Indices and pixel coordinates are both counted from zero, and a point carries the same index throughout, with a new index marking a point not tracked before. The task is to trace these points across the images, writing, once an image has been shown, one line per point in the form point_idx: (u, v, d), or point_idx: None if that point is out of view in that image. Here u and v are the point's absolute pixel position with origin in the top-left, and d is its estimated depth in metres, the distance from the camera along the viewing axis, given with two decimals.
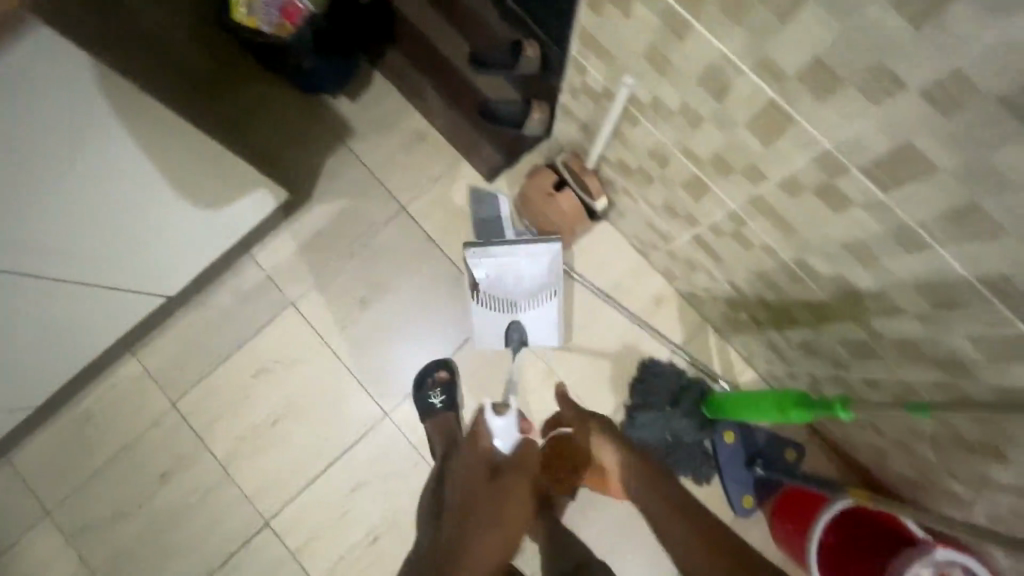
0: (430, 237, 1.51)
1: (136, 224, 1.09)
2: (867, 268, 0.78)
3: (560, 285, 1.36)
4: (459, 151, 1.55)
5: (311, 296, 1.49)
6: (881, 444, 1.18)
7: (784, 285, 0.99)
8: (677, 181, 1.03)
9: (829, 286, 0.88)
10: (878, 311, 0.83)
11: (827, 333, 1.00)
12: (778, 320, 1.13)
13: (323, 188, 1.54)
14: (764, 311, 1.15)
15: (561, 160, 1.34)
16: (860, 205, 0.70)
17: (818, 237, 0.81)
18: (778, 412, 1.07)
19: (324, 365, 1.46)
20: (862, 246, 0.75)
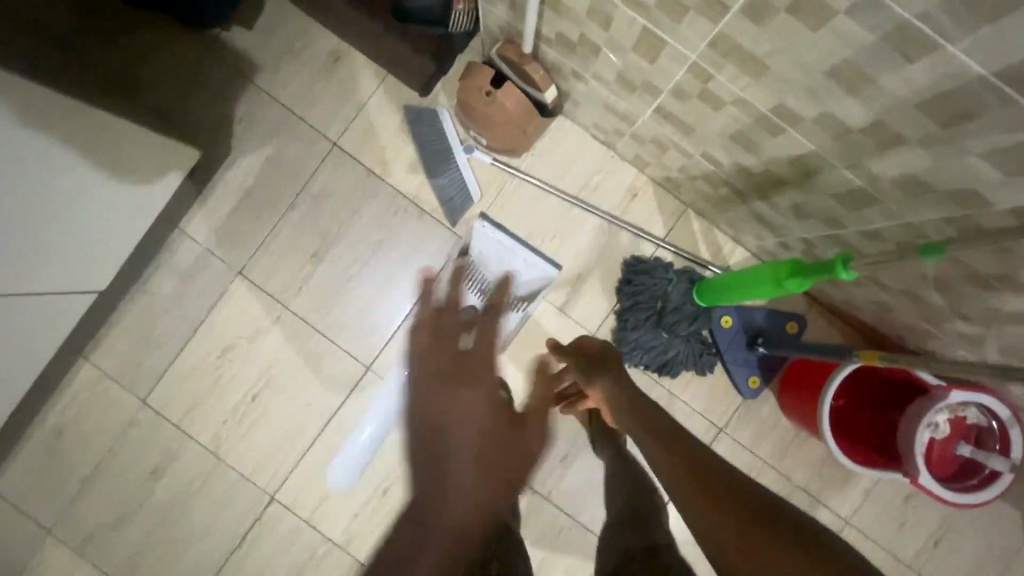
0: (373, 172, 1.36)
1: (29, 229, 0.95)
2: (857, 97, 0.66)
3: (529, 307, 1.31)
4: (383, 67, 1.36)
5: (258, 261, 1.36)
6: (884, 299, 1.11)
7: (764, 141, 0.87)
8: (626, 44, 0.88)
9: (813, 130, 0.76)
10: (874, 148, 0.71)
11: (821, 188, 0.88)
12: (762, 187, 1.02)
13: (242, 139, 1.36)
14: (746, 180, 1.04)
15: (497, 52, 1.16)
16: (844, 12, 0.56)
17: (798, 69, 0.68)
18: (776, 286, 0.97)
19: (290, 331, 1.36)
20: (851, 66, 0.62)
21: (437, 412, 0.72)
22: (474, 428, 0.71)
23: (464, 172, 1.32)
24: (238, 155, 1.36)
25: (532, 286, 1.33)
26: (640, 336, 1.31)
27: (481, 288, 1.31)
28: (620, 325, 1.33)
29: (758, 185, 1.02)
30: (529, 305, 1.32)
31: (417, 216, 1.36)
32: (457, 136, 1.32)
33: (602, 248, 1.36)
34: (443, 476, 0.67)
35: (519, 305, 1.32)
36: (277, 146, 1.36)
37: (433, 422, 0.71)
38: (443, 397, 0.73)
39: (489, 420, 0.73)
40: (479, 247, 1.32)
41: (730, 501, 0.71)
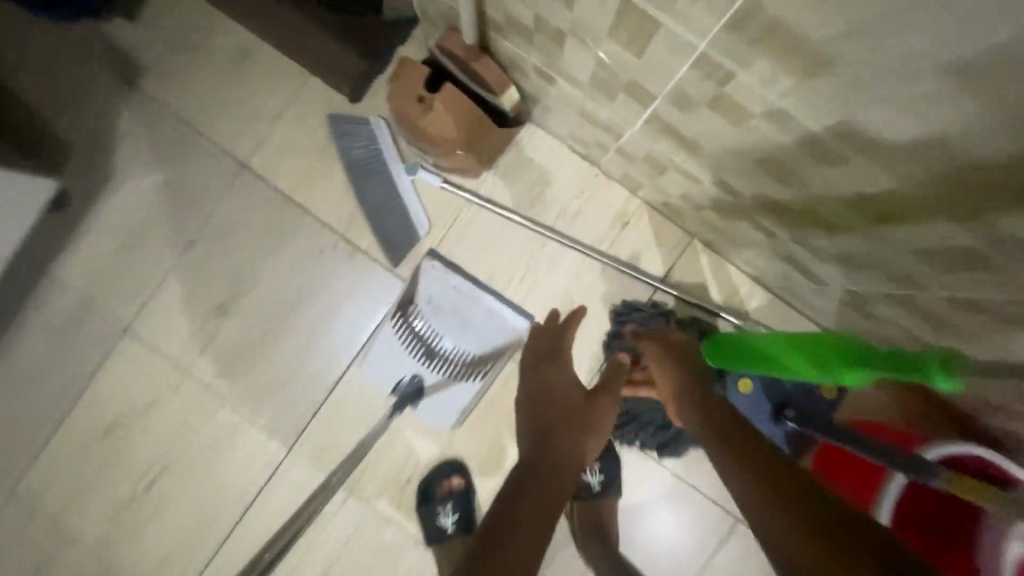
0: (291, 199, 1.07)
1: None
2: (990, 114, 0.37)
3: (492, 372, 1.03)
4: (304, 66, 1.07)
5: (151, 314, 1.08)
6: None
7: (809, 170, 0.58)
8: (599, 27, 0.59)
9: (902, 158, 0.46)
10: (1015, 193, 0.42)
11: (889, 241, 0.60)
12: (798, 226, 0.73)
13: (127, 160, 1.07)
14: (774, 217, 0.75)
15: (437, 44, 0.85)
16: None
17: (883, 60, 0.39)
18: (811, 366, 0.68)
19: (193, 400, 1.09)
20: (1005, 51, 0.33)
21: (544, 417, 0.82)
22: (568, 430, 0.80)
23: (406, 199, 1.03)
24: (123, 180, 1.07)
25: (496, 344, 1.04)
26: (634, 407, 1.03)
27: (428, 350, 1.03)
28: None
29: (791, 224, 0.73)
30: (490, 370, 1.03)
31: (348, 254, 1.07)
32: (396, 153, 1.03)
33: (585, 292, 1.07)
34: (548, 472, 0.73)
35: (478, 370, 1.03)
36: (171, 169, 1.07)
37: (547, 430, 0.79)
38: (553, 402, 0.84)
39: (572, 415, 0.82)
40: (427, 296, 1.04)
41: (796, 498, 0.52)
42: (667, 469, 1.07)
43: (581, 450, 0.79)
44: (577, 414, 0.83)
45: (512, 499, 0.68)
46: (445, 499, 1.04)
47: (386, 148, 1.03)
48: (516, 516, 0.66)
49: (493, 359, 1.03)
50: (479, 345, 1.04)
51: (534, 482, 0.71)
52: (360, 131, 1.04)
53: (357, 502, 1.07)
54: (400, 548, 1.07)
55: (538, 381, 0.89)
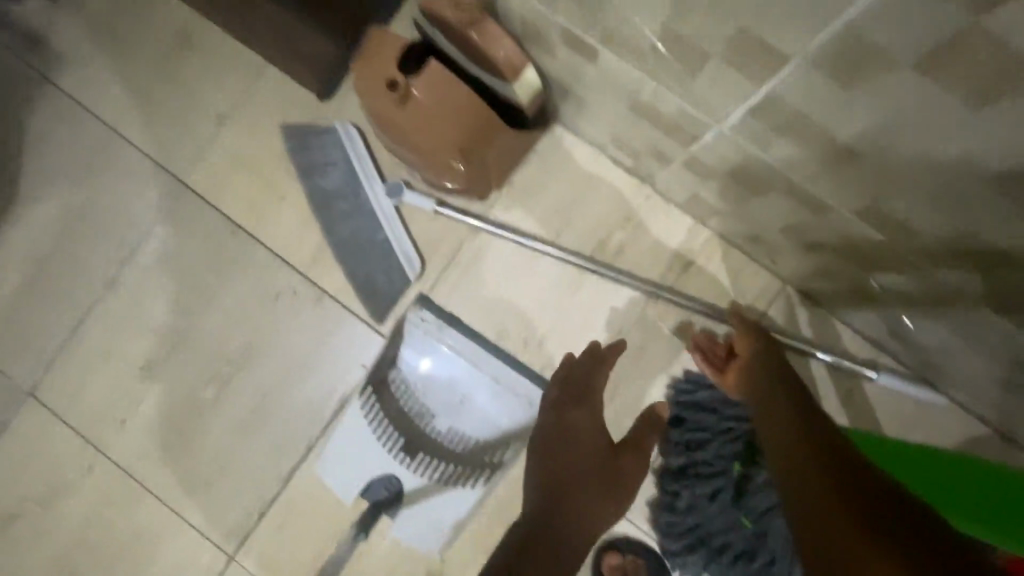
0: (242, 226, 0.81)
1: None
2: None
3: (499, 471, 0.73)
4: (262, 53, 0.82)
5: (58, 373, 0.83)
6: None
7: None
8: None
9: None
10: None
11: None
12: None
13: (36, 174, 0.84)
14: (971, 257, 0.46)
15: (421, 8, 0.58)
16: None
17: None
18: None
19: (106, 491, 0.82)
20: None
21: (546, 473, 0.67)
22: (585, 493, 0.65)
23: (388, 227, 0.76)
24: (29, 201, 0.83)
25: (504, 431, 0.73)
26: (701, 524, 0.72)
27: (411, 439, 0.74)
28: (664, 501, 0.74)
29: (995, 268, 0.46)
30: (500, 465, 0.73)
31: (312, 299, 0.80)
32: (372, 164, 0.77)
33: (630, 359, 0.76)
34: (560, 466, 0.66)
35: (481, 466, 0.74)
36: (91, 186, 0.83)
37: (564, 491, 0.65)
38: (566, 457, 0.67)
39: (589, 473, 0.66)
40: (412, 364, 0.75)
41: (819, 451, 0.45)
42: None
43: (595, 513, 0.65)
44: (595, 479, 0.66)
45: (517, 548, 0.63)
46: None
47: (361, 164, 0.77)
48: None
49: (501, 453, 0.73)
50: (480, 434, 0.74)
51: (539, 528, 0.63)
52: (326, 142, 0.78)
53: None
54: None
55: (551, 427, 0.68)
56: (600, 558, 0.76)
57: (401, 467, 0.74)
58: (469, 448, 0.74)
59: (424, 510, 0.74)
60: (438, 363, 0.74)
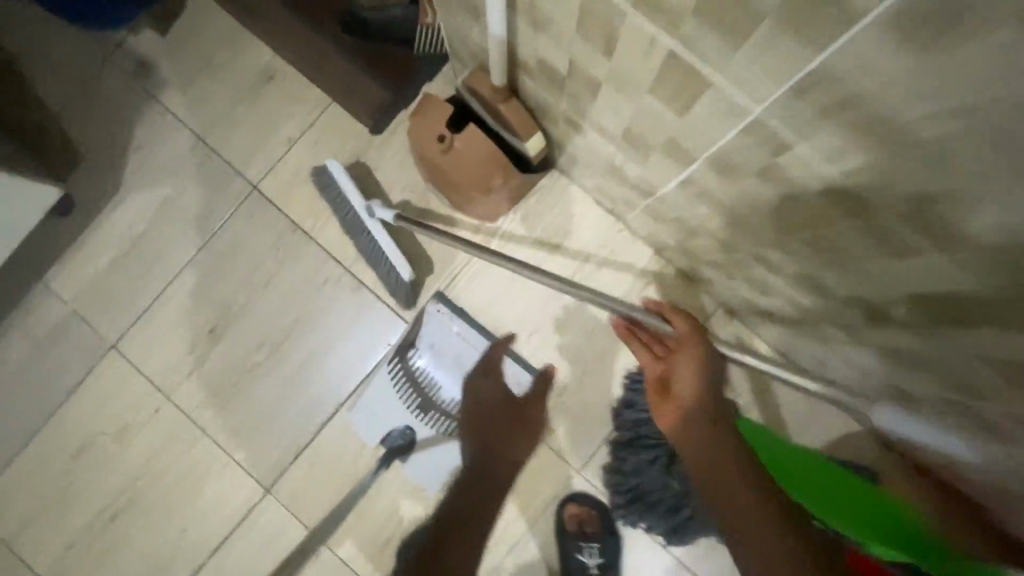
0: (299, 225, 1.03)
1: None
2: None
3: None
4: (327, 93, 1.04)
5: (139, 331, 1.03)
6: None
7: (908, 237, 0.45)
8: (640, 80, 0.53)
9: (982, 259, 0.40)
10: None
11: (955, 327, 0.51)
12: (860, 303, 0.61)
13: (135, 171, 1.04)
14: (810, 286, 0.66)
15: (464, 83, 0.81)
16: None
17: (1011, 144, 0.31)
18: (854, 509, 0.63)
19: (168, 430, 1.02)
20: None
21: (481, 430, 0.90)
22: (504, 434, 0.90)
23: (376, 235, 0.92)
24: (128, 193, 1.04)
25: None
26: (640, 483, 0.94)
27: (423, 402, 0.95)
28: (614, 463, 0.96)
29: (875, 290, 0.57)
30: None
31: (351, 288, 1.01)
32: (352, 185, 0.92)
33: (596, 353, 0.98)
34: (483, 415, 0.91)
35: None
36: (180, 185, 1.04)
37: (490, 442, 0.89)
38: (483, 412, 0.91)
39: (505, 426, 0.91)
40: (426, 344, 0.95)
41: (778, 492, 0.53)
42: (676, 560, 0.97)
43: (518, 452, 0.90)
44: (510, 423, 0.92)
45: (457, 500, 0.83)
46: None
47: (345, 187, 0.93)
48: (460, 523, 0.80)
49: None
50: None
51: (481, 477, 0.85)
52: (324, 176, 0.96)
53: (331, 554, 0.98)
54: None
55: (476, 401, 0.92)
56: (566, 507, 0.97)
57: (416, 422, 0.95)
58: None
59: (429, 457, 0.95)
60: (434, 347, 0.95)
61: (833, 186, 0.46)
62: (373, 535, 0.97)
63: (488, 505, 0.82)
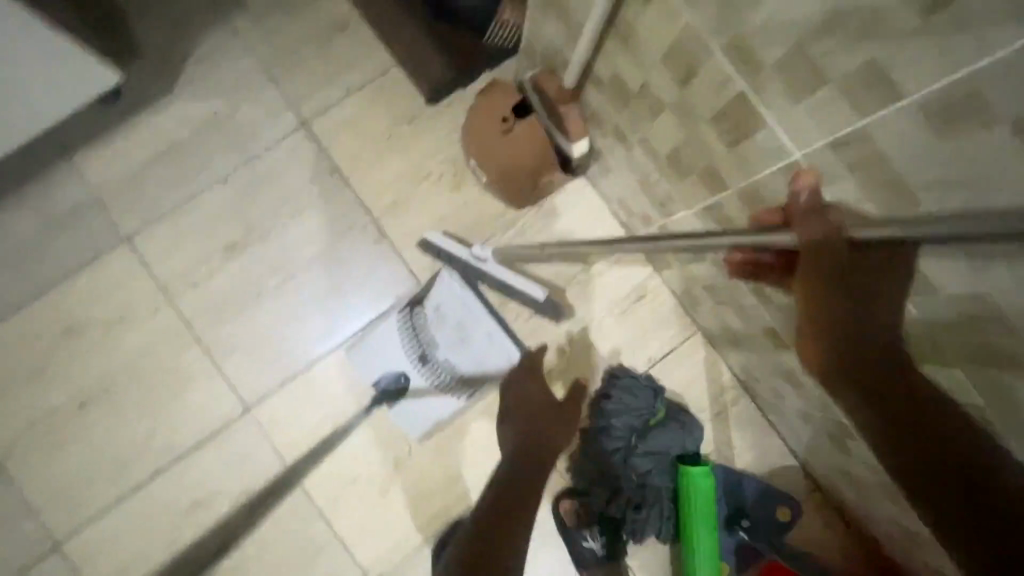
0: (338, 170, 1.08)
1: None
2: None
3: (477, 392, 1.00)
4: (393, 55, 1.10)
5: (156, 232, 1.05)
6: (913, 543, 0.88)
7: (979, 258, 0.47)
8: (702, 112, 0.64)
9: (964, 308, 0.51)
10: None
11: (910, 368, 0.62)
12: None
13: (191, 79, 1.07)
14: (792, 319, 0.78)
15: (531, 77, 0.91)
16: None
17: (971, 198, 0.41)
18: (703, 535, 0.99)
19: (161, 333, 1.03)
20: None
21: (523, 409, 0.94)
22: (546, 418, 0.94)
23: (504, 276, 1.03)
24: (180, 98, 1.07)
25: (487, 368, 1.01)
26: (603, 471, 1.03)
27: (422, 355, 1.01)
28: (580, 449, 1.04)
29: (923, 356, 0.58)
30: (480, 391, 1.01)
31: (374, 239, 1.07)
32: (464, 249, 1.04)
33: (585, 349, 1.07)
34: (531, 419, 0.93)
35: (463, 390, 1.01)
36: (232, 103, 1.08)
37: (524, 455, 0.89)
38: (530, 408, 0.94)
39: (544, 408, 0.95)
40: (435, 305, 1.02)
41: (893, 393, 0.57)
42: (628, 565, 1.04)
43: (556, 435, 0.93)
44: (545, 408, 0.95)
45: (496, 522, 0.79)
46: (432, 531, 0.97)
47: (466, 253, 1.03)
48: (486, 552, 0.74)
49: (479, 382, 1.01)
50: (472, 367, 1.01)
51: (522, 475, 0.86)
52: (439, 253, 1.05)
53: (296, 484, 1.01)
54: (322, 549, 1.01)
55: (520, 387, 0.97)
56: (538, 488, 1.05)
57: (410, 371, 1.01)
58: (460, 374, 1.01)
59: (414, 408, 1.01)
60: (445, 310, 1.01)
61: None
62: (343, 471, 1.02)
63: (524, 507, 0.82)
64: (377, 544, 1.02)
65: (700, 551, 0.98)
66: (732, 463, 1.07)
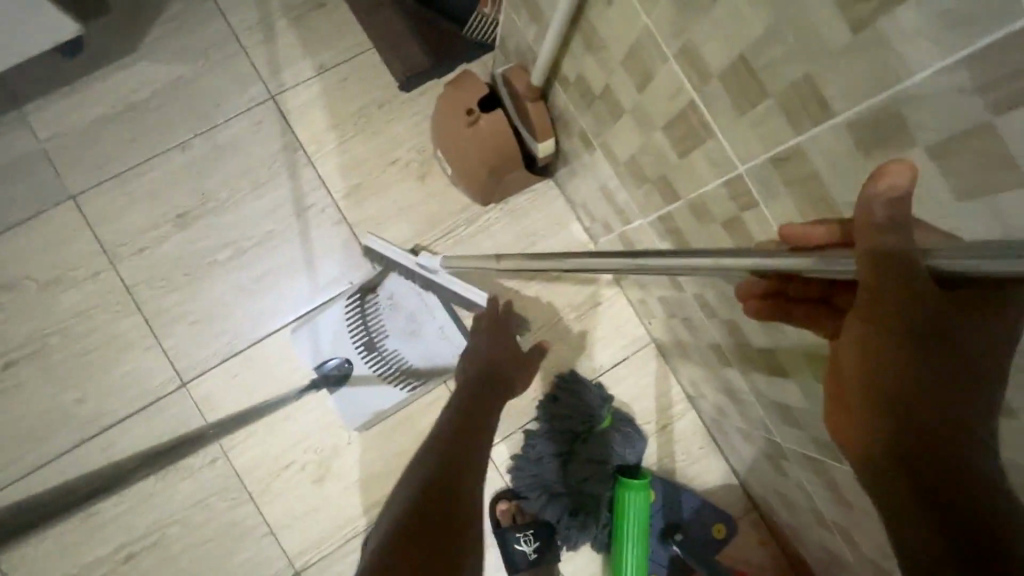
0: (302, 147, 1.06)
1: None
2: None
3: (423, 385, 0.98)
4: (370, 38, 1.08)
5: (105, 193, 1.01)
6: (836, 566, 0.89)
7: None
8: (657, 119, 0.64)
9: None
10: None
11: None
12: (768, 358, 0.73)
13: (157, 39, 1.04)
14: (734, 335, 0.78)
15: (502, 72, 0.91)
16: (1011, 186, 0.33)
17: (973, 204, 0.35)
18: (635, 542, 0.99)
19: (100, 297, 0.99)
20: None
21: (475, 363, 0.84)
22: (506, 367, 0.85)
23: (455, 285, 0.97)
24: (143, 58, 1.03)
25: (434, 362, 0.99)
26: (542, 476, 1.02)
27: (369, 342, 0.99)
28: (523, 450, 1.04)
29: None
30: (424, 385, 0.99)
31: (333, 220, 1.05)
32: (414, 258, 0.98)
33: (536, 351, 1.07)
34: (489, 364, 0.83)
35: (407, 381, 0.99)
36: (199, 68, 1.05)
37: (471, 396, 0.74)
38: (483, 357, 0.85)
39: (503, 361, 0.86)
40: (388, 292, 1.00)
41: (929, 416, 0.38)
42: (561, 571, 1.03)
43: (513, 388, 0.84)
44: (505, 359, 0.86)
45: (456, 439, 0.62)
46: None
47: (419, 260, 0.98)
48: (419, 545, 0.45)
49: (425, 376, 0.99)
50: (420, 359, 0.99)
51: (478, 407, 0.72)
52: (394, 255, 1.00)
53: (228, 463, 0.98)
54: (248, 532, 0.98)
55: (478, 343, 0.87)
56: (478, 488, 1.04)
57: (355, 358, 0.99)
58: (407, 366, 0.99)
59: (355, 396, 0.99)
60: (394, 306, 1.00)
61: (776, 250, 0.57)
62: (277, 454, 0.99)
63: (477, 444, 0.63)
64: (306, 532, 0.99)
65: (630, 555, 0.99)
66: (672, 476, 1.07)
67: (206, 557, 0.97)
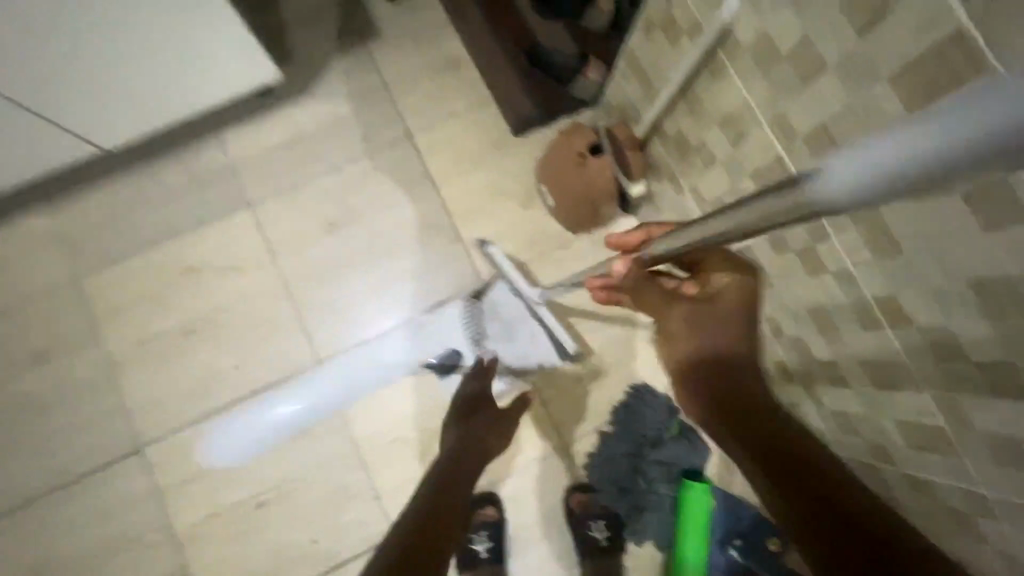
0: (430, 176, 1.28)
1: (84, 63, 0.90)
2: (1005, 337, 0.53)
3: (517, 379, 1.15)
4: (492, 92, 1.32)
5: (274, 203, 1.25)
6: None
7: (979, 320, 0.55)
8: (747, 168, 0.81)
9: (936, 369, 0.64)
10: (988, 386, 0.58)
11: (885, 396, 0.75)
12: (831, 372, 0.86)
13: (326, 86, 1.31)
14: (800, 352, 0.91)
15: (606, 125, 1.11)
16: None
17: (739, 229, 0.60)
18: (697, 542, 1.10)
19: (261, 284, 1.22)
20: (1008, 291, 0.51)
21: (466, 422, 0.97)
22: (492, 427, 0.97)
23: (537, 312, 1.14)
24: (314, 100, 1.30)
25: (527, 361, 1.16)
26: (614, 473, 1.15)
27: (477, 339, 1.17)
28: (598, 449, 1.17)
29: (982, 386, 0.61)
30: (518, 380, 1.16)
31: (450, 238, 1.26)
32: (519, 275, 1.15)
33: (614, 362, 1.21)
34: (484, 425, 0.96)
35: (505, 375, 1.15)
36: (355, 109, 1.30)
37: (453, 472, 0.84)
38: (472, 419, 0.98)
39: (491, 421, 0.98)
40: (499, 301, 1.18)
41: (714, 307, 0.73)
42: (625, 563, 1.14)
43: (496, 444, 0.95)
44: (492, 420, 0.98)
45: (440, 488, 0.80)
46: (479, 527, 1.13)
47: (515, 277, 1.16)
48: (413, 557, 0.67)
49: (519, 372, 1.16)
50: (517, 358, 1.16)
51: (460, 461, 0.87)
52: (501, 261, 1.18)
53: (348, 433, 1.16)
54: (358, 494, 1.15)
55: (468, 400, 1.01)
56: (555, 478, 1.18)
57: (464, 352, 1.16)
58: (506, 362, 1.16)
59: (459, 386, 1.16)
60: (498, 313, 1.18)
61: (844, 273, 0.72)
62: (388, 429, 1.17)
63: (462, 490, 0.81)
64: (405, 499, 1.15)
65: (691, 552, 1.09)
66: (731, 489, 1.17)
67: (322, 512, 1.14)
